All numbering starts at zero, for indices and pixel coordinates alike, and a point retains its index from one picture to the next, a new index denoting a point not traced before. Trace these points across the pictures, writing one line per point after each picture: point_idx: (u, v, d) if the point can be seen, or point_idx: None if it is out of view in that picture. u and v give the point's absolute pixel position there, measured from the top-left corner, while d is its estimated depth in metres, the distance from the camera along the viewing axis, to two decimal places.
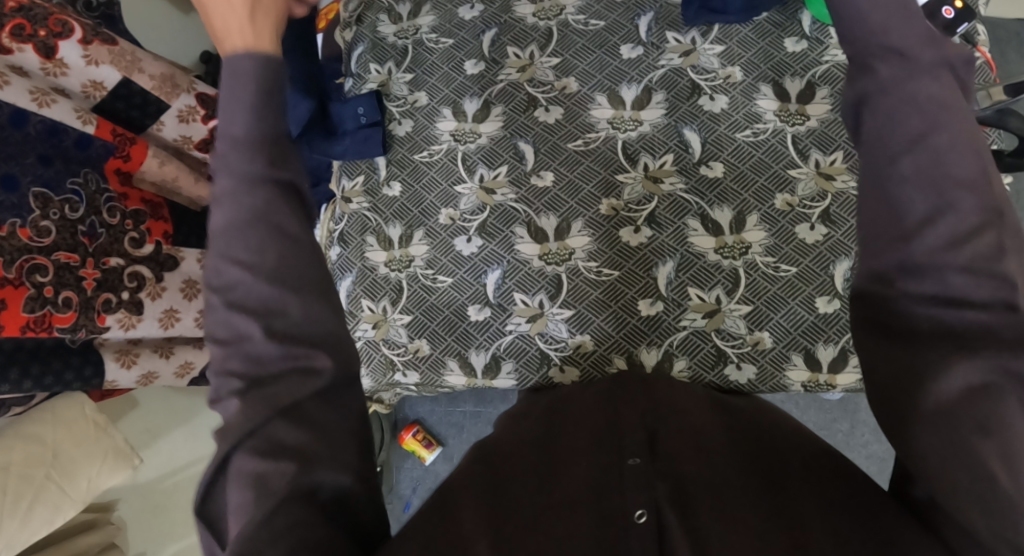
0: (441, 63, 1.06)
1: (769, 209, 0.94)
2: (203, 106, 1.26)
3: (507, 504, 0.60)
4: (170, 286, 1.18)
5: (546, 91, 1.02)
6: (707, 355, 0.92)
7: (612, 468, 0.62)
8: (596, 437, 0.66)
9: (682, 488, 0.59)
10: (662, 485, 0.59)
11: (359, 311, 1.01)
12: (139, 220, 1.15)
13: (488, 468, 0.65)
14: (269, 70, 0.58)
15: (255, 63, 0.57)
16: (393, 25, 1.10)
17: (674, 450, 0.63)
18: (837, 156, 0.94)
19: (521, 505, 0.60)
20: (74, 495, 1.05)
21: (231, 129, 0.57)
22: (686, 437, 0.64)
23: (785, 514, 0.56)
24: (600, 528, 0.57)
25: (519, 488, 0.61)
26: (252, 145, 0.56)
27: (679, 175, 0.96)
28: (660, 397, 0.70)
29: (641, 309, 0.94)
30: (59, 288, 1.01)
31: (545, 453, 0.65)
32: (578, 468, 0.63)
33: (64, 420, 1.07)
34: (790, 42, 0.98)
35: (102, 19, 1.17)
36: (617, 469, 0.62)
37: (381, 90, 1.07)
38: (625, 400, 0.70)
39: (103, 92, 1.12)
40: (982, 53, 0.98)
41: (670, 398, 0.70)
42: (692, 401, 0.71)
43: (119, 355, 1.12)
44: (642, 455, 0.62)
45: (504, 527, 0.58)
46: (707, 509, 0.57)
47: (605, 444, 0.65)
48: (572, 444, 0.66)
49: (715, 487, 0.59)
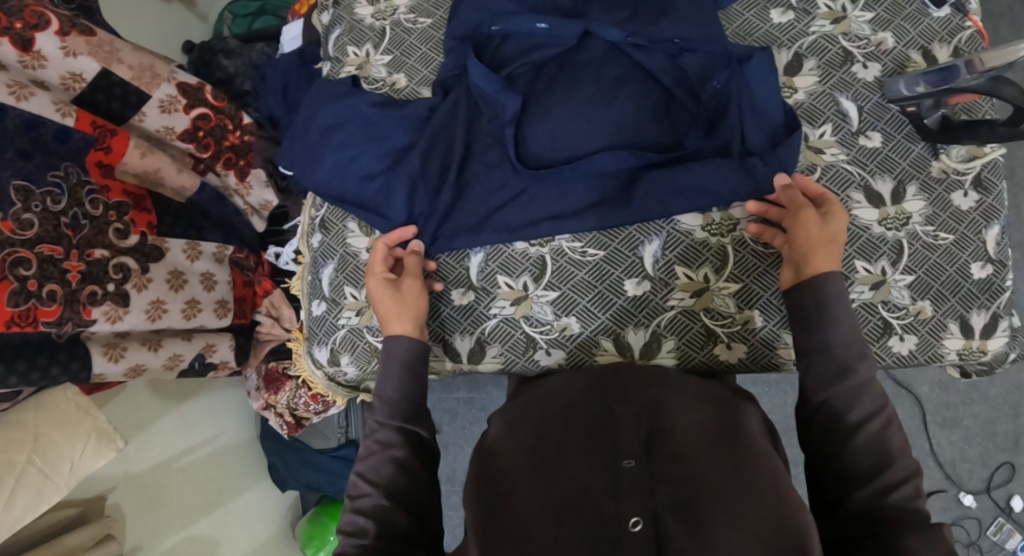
0: (420, 44, 1.04)
1: None
2: (184, 96, 1.23)
3: (508, 509, 0.69)
4: (157, 278, 1.16)
5: None
6: (696, 335, 0.91)
7: (610, 468, 0.69)
8: (590, 435, 0.73)
9: (680, 492, 0.66)
10: (660, 490, 0.67)
11: (342, 299, 1.03)
12: (121, 212, 1.13)
13: (489, 477, 0.73)
14: (417, 353, 0.85)
15: (407, 351, 0.85)
16: (369, 7, 1.07)
17: (672, 452, 0.70)
18: (825, 129, 0.93)
19: (517, 504, 0.69)
20: (57, 479, 1.02)
21: (383, 392, 0.83)
22: (683, 440, 0.71)
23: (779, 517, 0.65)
24: (600, 534, 0.65)
25: (516, 489, 0.70)
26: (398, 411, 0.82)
27: None
28: (651, 392, 0.77)
29: (628, 289, 0.92)
30: (43, 281, 1.00)
31: (539, 453, 0.73)
32: (576, 471, 0.70)
33: (47, 406, 1.06)
34: (775, 14, 0.96)
35: (80, 11, 1.15)
36: (614, 470, 0.69)
37: (358, 74, 1.05)
38: (620, 394, 0.76)
39: (83, 84, 1.10)
40: (974, 22, 0.95)
41: (661, 395, 0.77)
42: (681, 394, 0.78)
43: (107, 349, 1.10)
44: (638, 457, 0.70)
45: (503, 533, 0.67)
46: (705, 509, 0.65)
47: (601, 440, 0.72)
48: (566, 441, 0.73)
49: (711, 488, 0.67)
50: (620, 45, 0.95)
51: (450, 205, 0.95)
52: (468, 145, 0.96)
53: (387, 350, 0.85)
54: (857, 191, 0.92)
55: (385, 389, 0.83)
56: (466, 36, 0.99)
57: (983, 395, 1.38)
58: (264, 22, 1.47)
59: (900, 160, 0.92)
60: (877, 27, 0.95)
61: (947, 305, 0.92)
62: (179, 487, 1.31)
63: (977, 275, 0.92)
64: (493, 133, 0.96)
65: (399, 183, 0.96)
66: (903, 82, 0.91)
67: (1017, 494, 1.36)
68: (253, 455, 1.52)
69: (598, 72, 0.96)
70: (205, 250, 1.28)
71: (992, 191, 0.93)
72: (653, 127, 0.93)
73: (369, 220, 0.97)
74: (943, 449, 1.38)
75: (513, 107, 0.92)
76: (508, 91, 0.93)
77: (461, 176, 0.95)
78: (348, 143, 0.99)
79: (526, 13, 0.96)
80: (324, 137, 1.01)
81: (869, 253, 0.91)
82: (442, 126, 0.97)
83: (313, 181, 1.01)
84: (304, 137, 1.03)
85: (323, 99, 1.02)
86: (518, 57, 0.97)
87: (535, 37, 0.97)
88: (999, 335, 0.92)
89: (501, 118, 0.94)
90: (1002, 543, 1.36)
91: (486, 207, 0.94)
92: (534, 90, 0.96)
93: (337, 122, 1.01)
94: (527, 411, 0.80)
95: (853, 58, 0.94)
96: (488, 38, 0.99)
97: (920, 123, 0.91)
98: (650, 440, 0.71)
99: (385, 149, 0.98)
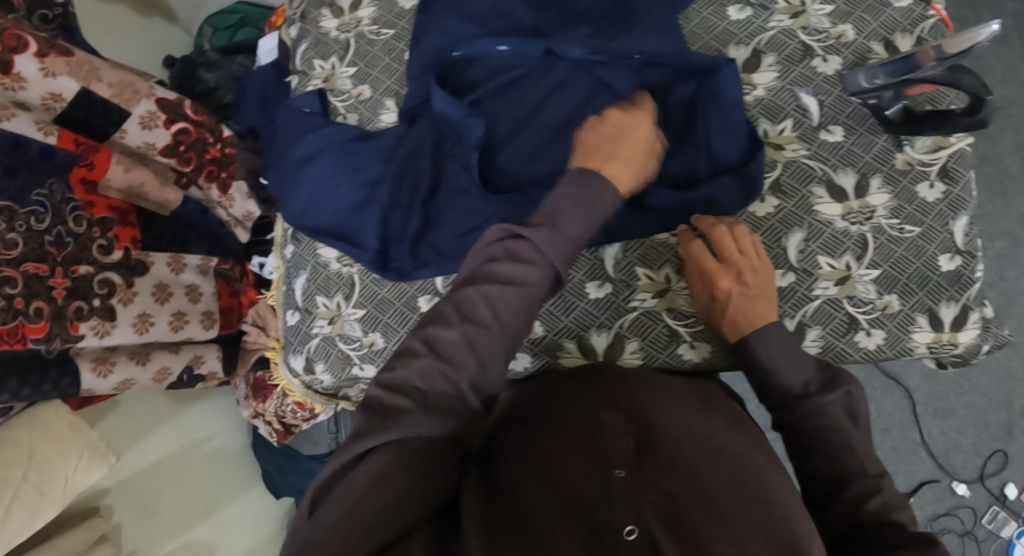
0: (384, 55, 1.05)
1: None
2: (164, 112, 1.25)
3: (504, 508, 0.65)
4: (142, 291, 1.18)
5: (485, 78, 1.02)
6: (659, 335, 0.91)
7: (601, 476, 0.66)
8: (582, 439, 0.70)
9: (672, 505, 0.64)
10: (651, 500, 0.65)
11: (315, 308, 1.04)
12: (106, 227, 1.16)
13: (481, 473, 0.70)
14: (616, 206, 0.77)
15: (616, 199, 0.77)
16: (334, 20, 1.09)
17: (663, 460, 0.68)
18: (786, 124, 0.93)
19: (512, 503, 0.65)
20: (51, 494, 1.06)
21: (570, 226, 0.73)
22: (673, 447, 0.69)
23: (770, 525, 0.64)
24: (595, 542, 0.62)
25: (513, 486, 0.66)
26: (569, 247, 0.72)
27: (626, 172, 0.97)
28: (637, 399, 0.75)
29: (589, 292, 0.92)
30: (30, 298, 1.02)
31: (534, 457, 0.69)
32: (570, 477, 0.66)
33: (39, 423, 1.08)
34: (733, 11, 0.95)
35: (59, 31, 1.17)
36: (606, 478, 0.66)
37: (325, 87, 1.07)
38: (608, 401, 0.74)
39: (64, 104, 1.12)
40: (936, 11, 0.94)
41: (648, 400, 0.75)
42: (670, 398, 0.76)
43: (95, 364, 1.12)
44: (628, 466, 0.67)
45: (499, 528, 0.63)
46: (698, 526, 0.63)
47: (592, 446, 0.69)
48: (557, 445, 0.70)
49: (705, 496, 0.65)
50: (583, 65, 0.94)
51: (421, 231, 0.97)
52: (436, 174, 0.97)
53: (601, 184, 0.76)
54: (819, 186, 0.91)
55: (573, 224, 0.73)
56: (430, 64, 0.98)
57: (975, 385, 1.36)
58: (244, 34, 1.48)
59: (863, 153, 0.91)
60: (836, 19, 0.94)
61: (914, 299, 0.91)
62: (176, 493, 1.33)
63: (946, 267, 0.91)
64: (460, 156, 0.96)
65: (370, 220, 0.98)
66: (862, 74, 0.90)
67: (1012, 481, 1.34)
68: (248, 463, 1.53)
69: (560, 85, 0.95)
70: (190, 263, 1.30)
71: (959, 181, 0.91)
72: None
73: (346, 250, 0.99)
74: (935, 439, 1.36)
75: (478, 132, 0.93)
76: (473, 115, 0.93)
77: (429, 203, 0.97)
78: (324, 175, 1.01)
79: (489, 37, 0.96)
80: (300, 168, 1.02)
81: (833, 248, 0.91)
82: (412, 154, 0.99)
83: (291, 212, 1.02)
84: (284, 169, 1.05)
85: (299, 131, 1.03)
86: (486, 81, 0.97)
87: (499, 60, 0.97)
88: (971, 327, 0.91)
89: (467, 141, 0.94)
90: (997, 531, 1.35)
91: (459, 231, 0.95)
92: (500, 108, 0.96)
93: (313, 152, 1.02)
94: (516, 413, 0.77)
95: (813, 51, 0.93)
96: (451, 64, 0.98)
97: (882, 114, 0.90)
98: (640, 449, 0.69)
99: (360, 181, 1.00)
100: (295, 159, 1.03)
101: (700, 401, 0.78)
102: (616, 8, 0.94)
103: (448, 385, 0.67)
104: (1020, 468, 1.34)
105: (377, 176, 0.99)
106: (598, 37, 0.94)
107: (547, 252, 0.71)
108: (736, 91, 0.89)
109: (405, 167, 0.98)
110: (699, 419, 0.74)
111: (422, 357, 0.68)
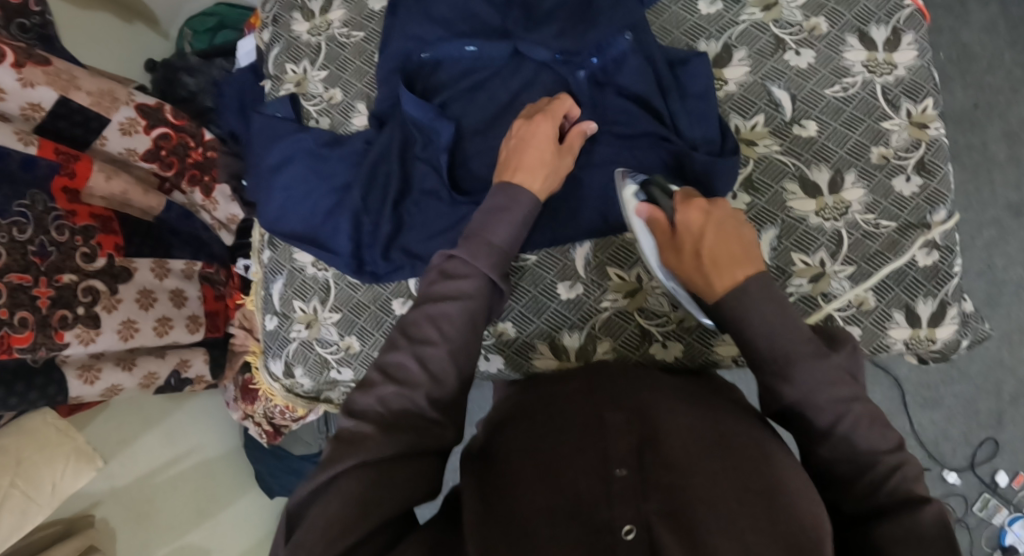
0: (355, 58, 1.07)
1: (777, 93, 0.93)
2: (145, 117, 1.24)
3: (513, 503, 0.66)
4: (126, 298, 1.17)
5: (357, 112, 1.05)
6: (631, 335, 0.93)
7: (601, 476, 0.67)
8: (583, 439, 0.70)
9: (673, 500, 0.65)
10: (653, 497, 0.66)
11: (292, 313, 1.04)
12: (89, 235, 1.13)
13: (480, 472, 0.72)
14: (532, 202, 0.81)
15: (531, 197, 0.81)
16: (306, 23, 1.11)
17: (663, 457, 0.68)
18: (757, 120, 0.93)
19: (519, 500, 0.66)
20: (40, 501, 1.04)
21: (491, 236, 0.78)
22: (672, 440, 0.69)
23: (770, 517, 0.63)
24: (595, 540, 0.63)
25: (522, 487, 0.67)
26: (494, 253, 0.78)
27: (740, 115, 0.94)
28: (636, 393, 0.75)
29: (561, 293, 0.94)
30: (14, 308, 1.01)
31: (537, 459, 0.70)
32: (573, 477, 0.67)
33: (27, 429, 1.07)
34: (703, 6, 0.97)
35: (38, 40, 1.15)
36: (606, 478, 0.67)
37: (297, 91, 1.08)
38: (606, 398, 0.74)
39: (43, 113, 1.10)
40: (912, 0, 0.93)
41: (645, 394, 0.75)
42: (668, 394, 0.76)
43: (81, 372, 1.11)
44: (629, 464, 0.67)
45: (504, 526, 0.65)
46: (697, 516, 0.63)
47: (592, 445, 0.70)
48: (558, 447, 0.70)
49: (708, 493, 0.65)
50: (549, 63, 0.96)
51: (391, 234, 0.97)
52: (404, 176, 0.98)
53: (508, 194, 0.81)
54: (791, 181, 0.91)
55: (492, 235, 0.78)
56: (397, 66, 1.00)
57: (965, 372, 1.35)
58: (223, 37, 1.49)
59: (837, 149, 0.91)
60: (809, 12, 0.94)
61: (890, 294, 0.89)
62: (166, 501, 1.34)
63: (923, 262, 0.88)
64: (429, 158, 0.97)
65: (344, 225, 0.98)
66: (812, 53, 0.93)
67: (1003, 470, 1.33)
68: (239, 465, 1.55)
69: (528, 83, 0.97)
70: (174, 268, 1.29)
71: (936, 174, 0.90)
72: (592, 141, 0.93)
73: (319, 255, 0.99)
74: (925, 428, 1.35)
75: (446, 133, 0.95)
76: (442, 117, 0.95)
77: (398, 205, 0.97)
78: (296, 181, 1.02)
79: (454, 39, 0.98)
80: (273, 174, 1.03)
81: (807, 245, 0.90)
82: (379, 157, 0.99)
83: (265, 218, 1.03)
84: (257, 175, 1.06)
85: (268, 139, 1.04)
86: (451, 83, 0.99)
87: (465, 61, 0.99)
88: (949, 322, 0.88)
89: (436, 144, 0.96)
90: (989, 519, 1.33)
91: (429, 232, 0.95)
92: (466, 110, 0.98)
93: (284, 158, 1.03)
94: (518, 412, 0.78)
95: (785, 45, 0.94)
96: (419, 65, 1.00)
97: (841, 60, 0.93)
98: (642, 446, 0.69)
99: (330, 186, 1.01)
100: (267, 164, 1.04)
101: (701, 396, 0.78)
102: (579, 7, 0.96)
103: (408, 428, 0.70)
104: (1010, 456, 1.33)
105: (350, 181, 1.00)
106: (564, 37, 0.96)
107: (479, 262, 0.76)
108: (700, 82, 0.93)
109: (374, 170, 0.99)
110: (698, 411, 0.73)
111: (383, 383, 0.71)
